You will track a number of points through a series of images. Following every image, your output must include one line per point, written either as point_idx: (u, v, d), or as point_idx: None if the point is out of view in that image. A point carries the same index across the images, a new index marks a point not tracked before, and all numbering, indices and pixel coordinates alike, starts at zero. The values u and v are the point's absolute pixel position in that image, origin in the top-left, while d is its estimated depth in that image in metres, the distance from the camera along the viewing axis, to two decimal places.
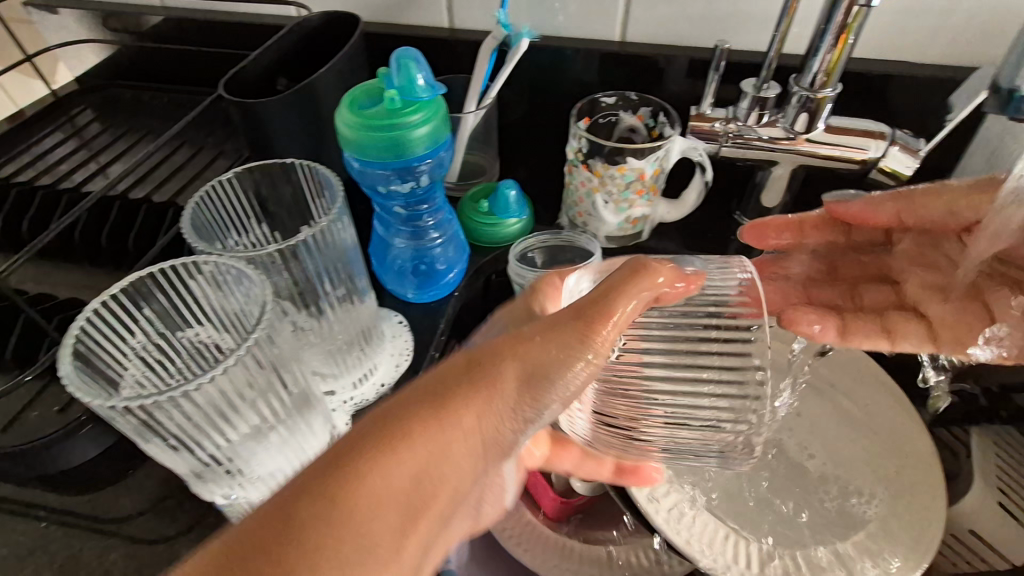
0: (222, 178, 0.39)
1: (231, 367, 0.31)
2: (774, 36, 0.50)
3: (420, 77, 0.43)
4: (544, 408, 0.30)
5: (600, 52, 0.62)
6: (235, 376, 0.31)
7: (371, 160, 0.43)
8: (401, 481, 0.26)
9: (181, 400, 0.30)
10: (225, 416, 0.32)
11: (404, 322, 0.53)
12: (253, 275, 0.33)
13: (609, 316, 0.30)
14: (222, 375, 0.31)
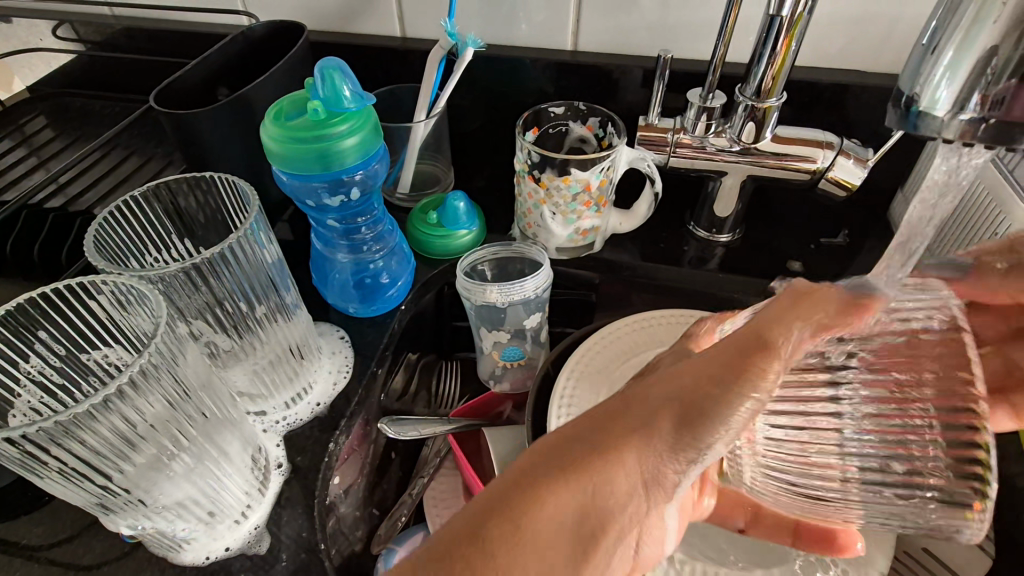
0: (135, 195, 0.38)
1: (120, 393, 0.28)
2: (717, 45, 0.49)
3: (347, 88, 0.41)
4: (708, 449, 0.26)
5: (552, 62, 0.61)
6: (127, 402, 0.29)
7: (297, 173, 0.42)
8: (547, 530, 0.24)
9: (61, 432, 0.27)
10: (121, 448, 0.30)
11: (346, 338, 0.51)
12: (151, 294, 0.32)
13: (778, 354, 0.25)
14: (110, 402, 0.28)
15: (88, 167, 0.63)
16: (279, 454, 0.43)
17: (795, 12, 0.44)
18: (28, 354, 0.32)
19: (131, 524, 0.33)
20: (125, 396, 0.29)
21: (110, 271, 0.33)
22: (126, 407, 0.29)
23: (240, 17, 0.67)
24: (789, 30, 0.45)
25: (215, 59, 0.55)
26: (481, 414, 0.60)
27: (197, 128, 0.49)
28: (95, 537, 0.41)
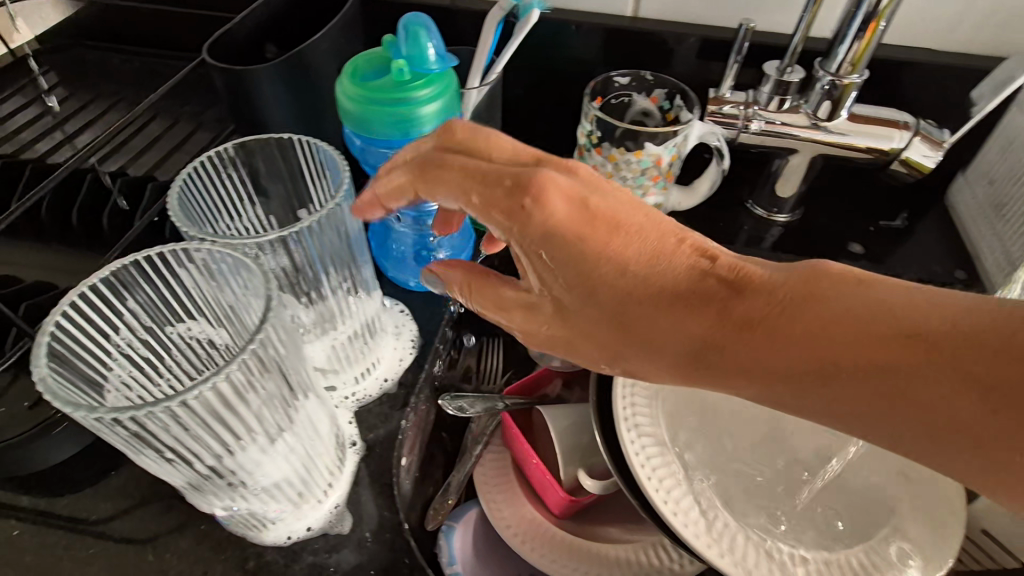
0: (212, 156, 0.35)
1: (239, 373, 0.26)
2: (802, 18, 0.47)
3: (431, 47, 0.38)
4: None
5: (610, 29, 0.59)
6: (248, 378, 0.27)
7: (374, 136, 0.40)
8: None
9: (183, 414, 0.25)
10: (234, 429, 0.28)
11: (407, 311, 0.49)
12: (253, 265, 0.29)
13: None
14: (233, 380, 0.26)
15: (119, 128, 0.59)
16: (352, 432, 0.42)
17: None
18: (116, 325, 0.30)
19: (227, 504, 0.31)
20: (243, 374, 0.26)
21: (204, 239, 0.30)
22: (242, 386, 0.26)
23: None
24: (873, 21, 0.45)
25: (260, 12, 0.50)
26: (529, 392, 0.60)
27: (256, 87, 0.46)
28: (167, 515, 0.40)
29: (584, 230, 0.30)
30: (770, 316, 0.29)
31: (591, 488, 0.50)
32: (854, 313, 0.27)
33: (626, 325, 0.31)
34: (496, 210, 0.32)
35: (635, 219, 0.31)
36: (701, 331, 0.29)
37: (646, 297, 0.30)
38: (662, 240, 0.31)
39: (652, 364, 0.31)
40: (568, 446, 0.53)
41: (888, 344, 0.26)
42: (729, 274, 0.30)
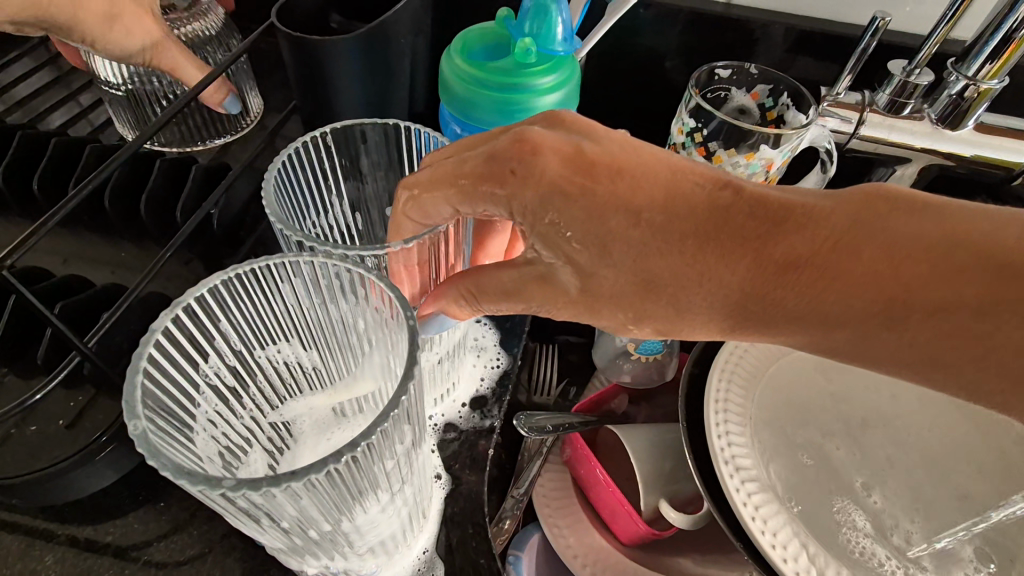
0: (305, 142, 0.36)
1: (384, 433, 0.21)
2: (943, 19, 0.42)
3: (560, 25, 0.32)
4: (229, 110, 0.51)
5: (703, 16, 0.54)
6: (389, 439, 0.21)
7: (480, 126, 0.35)
8: None
9: (320, 486, 0.19)
10: (361, 494, 0.22)
11: (486, 323, 0.44)
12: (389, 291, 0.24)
13: None
14: (375, 443, 0.20)
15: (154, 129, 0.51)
16: (437, 463, 0.37)
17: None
18: (205, 351, 0.25)
19: (322, 565, 0.26)
20: (389, 433, 0.21)
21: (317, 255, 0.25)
22: (383, 445, 0.21)
23: None
24: (1018, 40, 0.41)
25: None
26: (595, 408, 0.55)
27: (329, 59, 0.40)
28: (226, 558, 0.35)
29: (585, 180, 0.27)
30: (818, 255, 0.26)
31: (677, 521, 0.45)
32: (912, 241, 0.26)
33: (651, 281, 0.28)
34: (485, 191, 0.29)
35: (638, 163, 0.28)
36: (739, 278, 0.27)
37: (666, 237, 0.27)
38: (673, 178, 0.28)
39: (701, 311, 0.28)
40: (648, 473, 0.49)
41: (957, 277, 0.25)
42: (756, 206, 0.28)
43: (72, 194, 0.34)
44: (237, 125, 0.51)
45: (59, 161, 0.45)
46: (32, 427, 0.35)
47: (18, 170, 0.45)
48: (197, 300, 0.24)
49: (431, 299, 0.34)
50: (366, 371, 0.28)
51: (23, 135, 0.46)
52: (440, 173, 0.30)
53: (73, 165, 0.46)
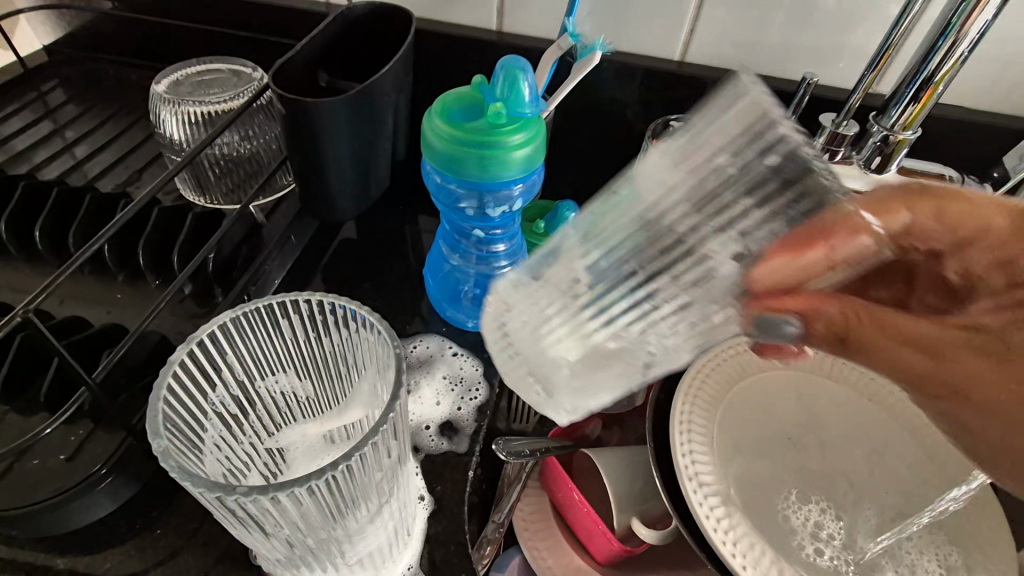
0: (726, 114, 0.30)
1: (374, 445, 0.24)
2: (862, 79, 0.49)
3: (528, 89, 0.37)
4: (262, 163, 0.55)
5: (662, 73, 0.60)
6: (378, 453, 0.25)
7: (461, 176, 0.39)
8: None
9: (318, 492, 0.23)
10: (352, 502, 0.25)
11: (462, 354, 0.48)
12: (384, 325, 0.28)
13: None
14: (365, 456, 0.24)
15: (197, 186, 0.53)
16: (420, 485, 0.40)
17: (946, 64, 0.45)
18: (215, 382, 0.28)
19: None
20: (379, 446, 0.24)
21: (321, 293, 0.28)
22: (373, 455, 0.24)
23: None
24: (929, 88, 0.47)
25: (316, 42, 0.50)
26: (569, 434, 0.59)
27: (320, 118, 0.44)
28: None
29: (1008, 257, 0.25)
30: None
31: (648, 537, 0.48)
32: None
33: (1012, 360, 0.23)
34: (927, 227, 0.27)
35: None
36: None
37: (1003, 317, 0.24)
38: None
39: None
40: (622, 493, 0.52)
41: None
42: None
43: (89, 240, 0.37)
44: (276, 183, 0.55)
45: (60, 209, 0.48)
46: (33, 460, 0.37)
47: (19, 219, 0.48)
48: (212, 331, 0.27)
49: (804, 309, 0.25)
50: (358, 396, 0.32)
51: (24, 186, 0.49)
52: (919, 195, 0.27)
53: (72, 212, 0.49)
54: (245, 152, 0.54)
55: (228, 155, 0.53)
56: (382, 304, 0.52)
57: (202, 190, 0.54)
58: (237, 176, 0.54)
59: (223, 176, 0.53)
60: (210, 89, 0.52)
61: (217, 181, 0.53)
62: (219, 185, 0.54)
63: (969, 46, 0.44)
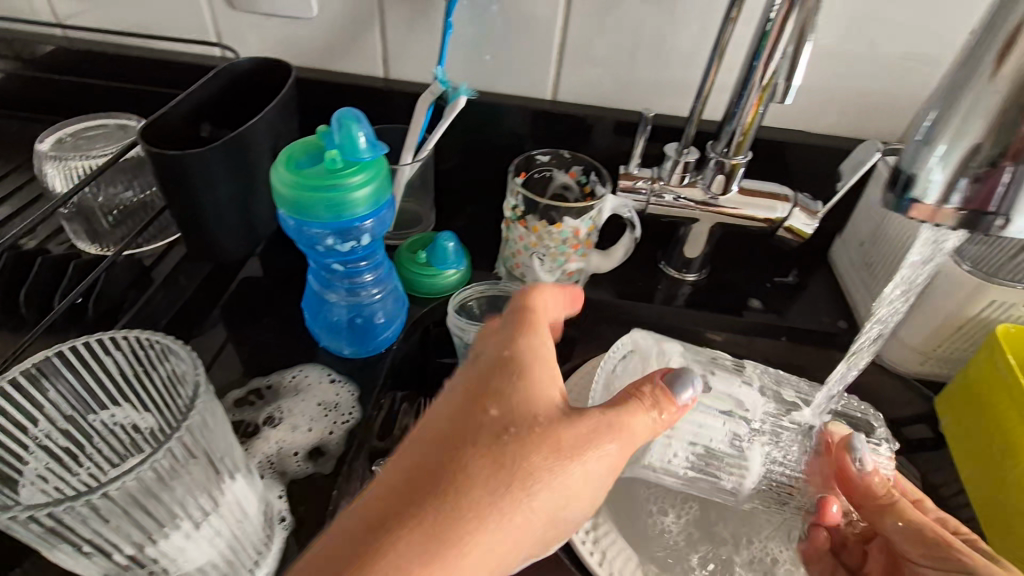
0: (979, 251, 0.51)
1: (159, 459, 0.27)
2: (695, 106, 0.54)
3: (363, 137, 0.42)
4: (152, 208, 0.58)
5: (537, 111, 0.65)
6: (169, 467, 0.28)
7: (309, 219, 0.42)
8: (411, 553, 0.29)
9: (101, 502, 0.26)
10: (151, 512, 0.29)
11: (337, 381, 0.51)
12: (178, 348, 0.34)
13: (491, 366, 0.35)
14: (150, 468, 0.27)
15: (92, 236, 0.56)
16: (282, 507, 0.43)
17: (761, 84, 0.50)
18: (38, 419, 0.36)
19: None
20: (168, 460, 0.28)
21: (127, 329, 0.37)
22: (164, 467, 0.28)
23: (213, 49, 0.67)
24: (758, 92, 0.51)
25: (197, 94, 0.54)
26: None
27: (191, 170, 0.48)
28: None
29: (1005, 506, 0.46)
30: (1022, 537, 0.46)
31: None
32: None
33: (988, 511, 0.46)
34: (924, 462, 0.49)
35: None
36: None
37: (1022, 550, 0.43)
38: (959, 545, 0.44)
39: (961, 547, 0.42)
40: None
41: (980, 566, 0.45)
42: None
43: None
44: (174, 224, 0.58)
45: None
46: None
47: None
48: (62, 354, 0.36)
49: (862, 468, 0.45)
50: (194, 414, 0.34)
51: None
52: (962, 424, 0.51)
53: None
54: (137, 201, 0.57)
55: (122, 203, 0.56)
56: (267, 337, 0.55)
57: (100, 238, 0.56)
58: (132, 222, 0.57)
59: (119, 224, 0.56)
60: (95, 144, 0.55)
61: (113, 228, 0.56)
62: (116, 233, 0.56)
63: (783, 55, 0.47)
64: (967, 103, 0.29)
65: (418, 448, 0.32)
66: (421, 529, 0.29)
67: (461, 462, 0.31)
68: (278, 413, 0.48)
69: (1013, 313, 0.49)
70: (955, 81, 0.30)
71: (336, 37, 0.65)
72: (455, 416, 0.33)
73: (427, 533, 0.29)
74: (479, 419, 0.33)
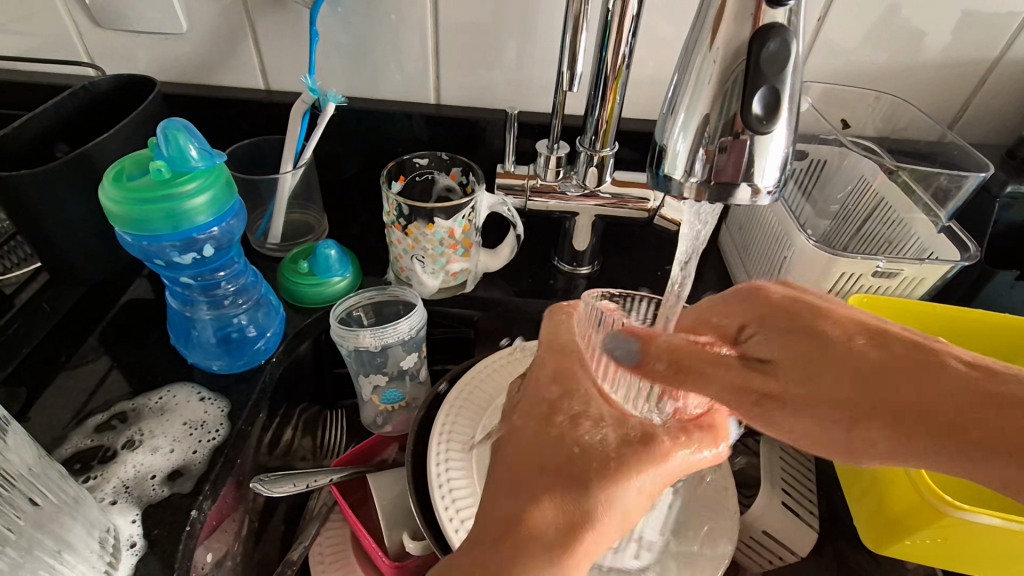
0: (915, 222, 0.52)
1: None
2: (555, 103, 0.55)
3: (193, 147, 0.41)
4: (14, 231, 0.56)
5: (422, 114, 0.65)
6: None
7: (143, 234, 0.41)
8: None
9: None
10: None
11: (207, 399, 0.50)
12: None
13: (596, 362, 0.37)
14: None
15: None
16: (133, 532, 0.41)
17: (614, 75, 0.51)
18: None
19: None
20: None
21: None
22: None
23: (84, 69, 0.65)
24: (612, 84, 0.51)
25: (49, 115, 0.53)
26: (365, 460, 0.58)
27: (34, 189, 0.48)
28: None
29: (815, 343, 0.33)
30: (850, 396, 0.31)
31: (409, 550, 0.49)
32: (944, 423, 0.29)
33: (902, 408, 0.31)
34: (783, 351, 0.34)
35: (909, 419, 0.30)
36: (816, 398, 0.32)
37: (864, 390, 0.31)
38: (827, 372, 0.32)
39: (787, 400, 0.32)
40: (395, 511, 0.54)
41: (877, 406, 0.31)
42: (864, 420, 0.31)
43: None
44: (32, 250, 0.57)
45: None
46: None
47: None
48: None
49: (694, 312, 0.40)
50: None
51: None
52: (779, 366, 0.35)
53: None
54: None
55: None
56: (137, 360, 0.53)
57: None
58: None
59: None
60: None
61: None
62: None
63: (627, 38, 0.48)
64: (695, 74, 0.30)
65: (512, 459, 0.32)
66: (512, 510, 0.30)
67: (551, 489, 0.31)
68: (139, 435, 0.47)
69: (863, 284, 0.51)
70: (690, 51, 0.30)
71: (208, 50, 0.64)
72: (526, 454, 0.32)
73: (515, 518, 0.30)
74: (521, 421, 0.35)
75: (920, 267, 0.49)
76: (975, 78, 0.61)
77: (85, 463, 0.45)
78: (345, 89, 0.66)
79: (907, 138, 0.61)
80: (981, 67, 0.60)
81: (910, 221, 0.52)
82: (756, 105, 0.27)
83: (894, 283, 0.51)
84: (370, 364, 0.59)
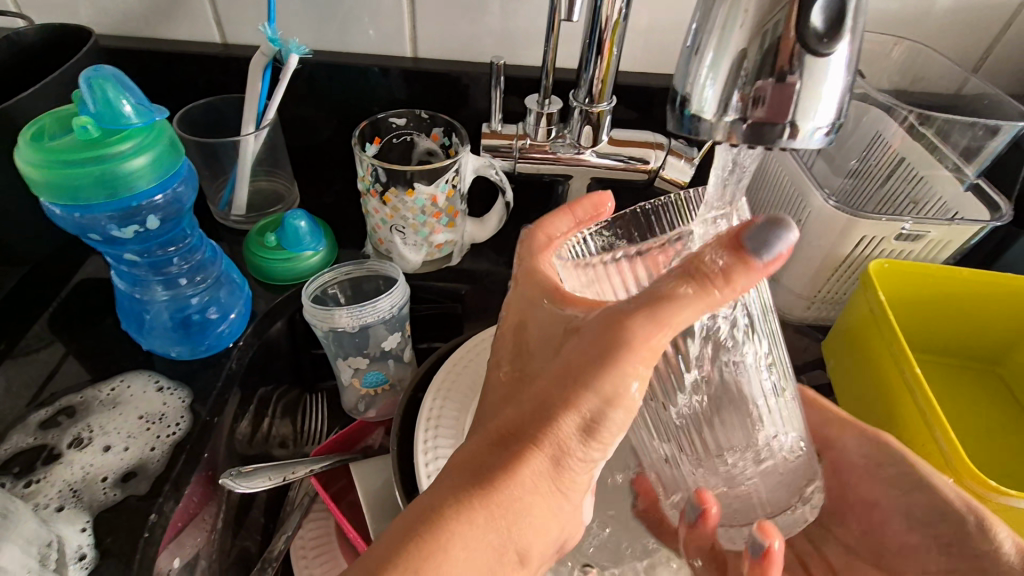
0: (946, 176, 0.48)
1: None
2: (546, 52, 0.48)
3: (126, 102, 0.35)
4: None
5: (397, 69, 0.58)
6: None
7: (71, 203, 0.35)
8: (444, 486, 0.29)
9: None
10: None
11: (165, 389, 0.45)
12: None
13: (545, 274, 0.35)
14: None
15: None
16: (82, 543, 0.37)
17: (611, 19, 0.45)
18: None
19: None
20: None
21: None
22: None
23: (10, 20, 0.58)
24: (609, 32, 0.45)
25: None
26: (348, 448, 0.54)
27: None
28: None
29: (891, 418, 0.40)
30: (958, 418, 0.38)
31: None
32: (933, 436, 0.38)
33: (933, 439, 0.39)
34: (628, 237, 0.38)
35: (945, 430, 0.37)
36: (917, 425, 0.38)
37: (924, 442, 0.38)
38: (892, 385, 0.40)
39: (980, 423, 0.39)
40: (381, 505, 0.49)
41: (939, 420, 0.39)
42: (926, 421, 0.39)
43: None
44: None
45: None
46: None
47: None
48: None
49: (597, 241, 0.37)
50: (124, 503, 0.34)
51: None
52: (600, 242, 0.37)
53: None
54: None
55: None
56: (86, 348, 0.48)
57: None
58: None
59: None
60: None
61: None
62: None
63: None
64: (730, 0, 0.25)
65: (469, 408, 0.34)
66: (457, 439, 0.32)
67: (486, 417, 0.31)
68: (88, 432, 0.43)
69: (885, 248, 0.47)
70: None
71: None
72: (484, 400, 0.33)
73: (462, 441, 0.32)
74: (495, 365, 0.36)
75: (947, 227, 0.45)
76: (1002, 21, 0.56)
77: (26, 464, 0.41)
78: (310, 41, 0.59)
79: (928, 87, 0.57)
80: (1007, 9, 0.55)
81: (932, 177, 0.49)
82: (815, 20, 0.23)
83: (917, 246, 0.47)
84: (349, 345, 0.54)
